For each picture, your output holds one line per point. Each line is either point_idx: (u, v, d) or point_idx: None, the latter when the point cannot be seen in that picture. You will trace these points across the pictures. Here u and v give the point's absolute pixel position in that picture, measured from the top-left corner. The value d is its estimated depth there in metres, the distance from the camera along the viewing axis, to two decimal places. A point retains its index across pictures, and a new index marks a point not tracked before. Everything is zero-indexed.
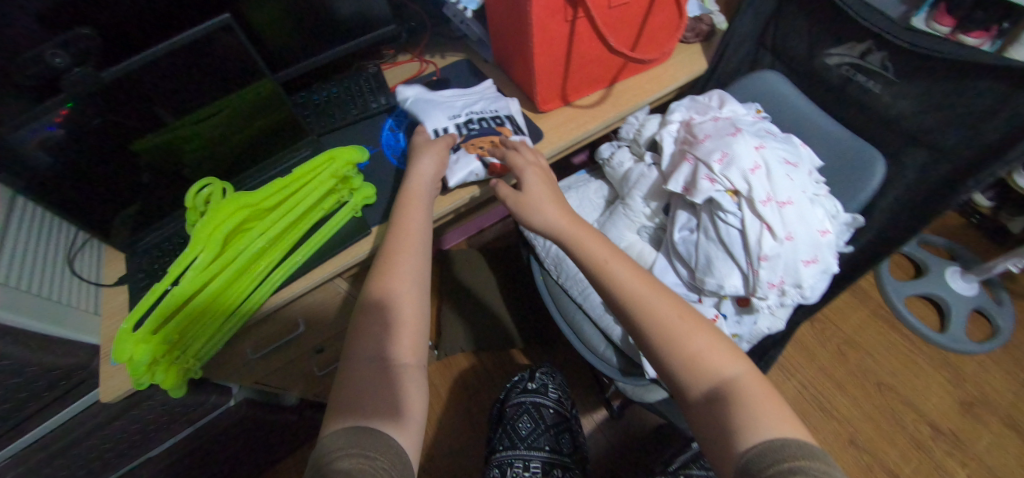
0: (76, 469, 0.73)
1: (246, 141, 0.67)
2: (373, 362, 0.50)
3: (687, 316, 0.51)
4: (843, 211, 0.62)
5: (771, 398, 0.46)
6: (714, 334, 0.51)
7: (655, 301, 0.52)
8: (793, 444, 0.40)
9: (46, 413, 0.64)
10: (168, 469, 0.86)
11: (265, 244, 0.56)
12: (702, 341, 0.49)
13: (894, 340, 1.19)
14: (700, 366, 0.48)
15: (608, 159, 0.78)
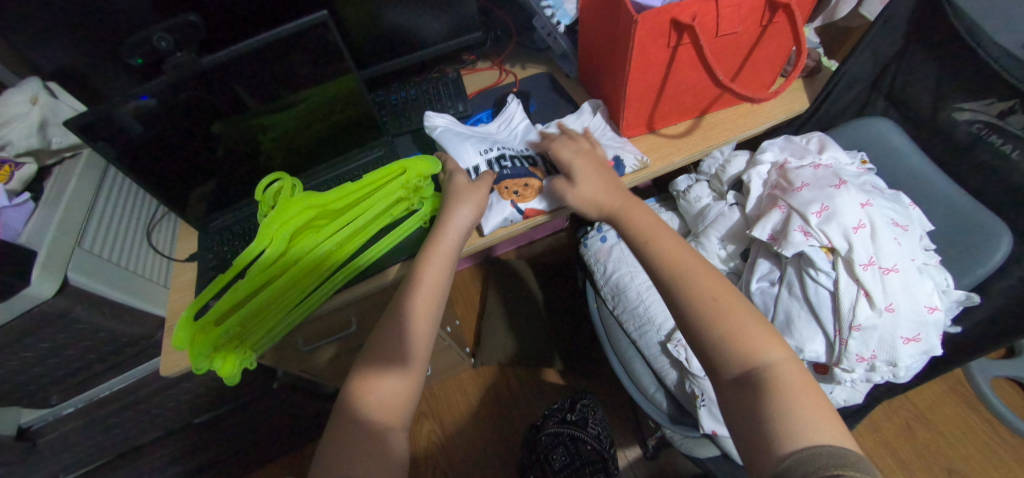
0: (127, 427, 0.76)
1: (321, 136, 0.68)
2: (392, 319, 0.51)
3: (731, 300, 0.47)
4: (954, 287, 0.55)
5: (811, 393, 0.42)
6: (768, 330, 0.46)
7: (697, 283, 0.48)
8: (853, 456, 0.37)
9: (111, 372, 0.67)
10: (208, 440, 0.88)
11: (332, 247, 0.55)
12: (744, 324, 0.45)
13: (972, 423, 1.08)
14: (736, 352, 0.44)
15: (684, 192, 0.74)
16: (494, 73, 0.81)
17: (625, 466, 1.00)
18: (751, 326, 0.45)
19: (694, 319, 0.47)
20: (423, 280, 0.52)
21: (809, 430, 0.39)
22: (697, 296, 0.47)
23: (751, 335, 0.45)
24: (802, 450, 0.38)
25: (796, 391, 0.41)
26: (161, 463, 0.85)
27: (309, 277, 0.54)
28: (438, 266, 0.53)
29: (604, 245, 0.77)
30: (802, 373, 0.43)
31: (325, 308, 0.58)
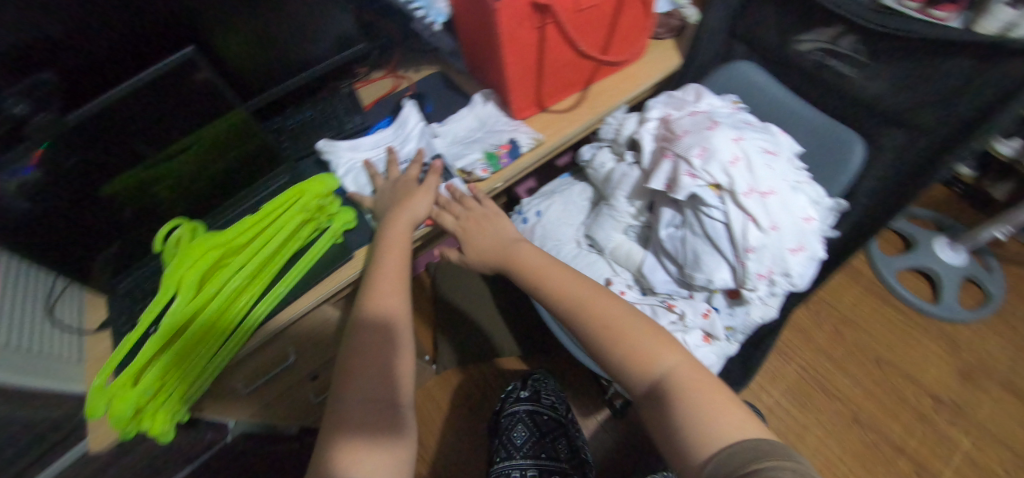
0: None
1: (218, 176, 0.66)
2: (377, 373, 0.48)
3: (627, 319, 0.52)
4: (826, 197, 0.62)
5: (705, 390, 0.46)
6: (662, 339, 0.50)
7: (600, 308, 0.53)
8: (761, 442, 0.39)
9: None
10: None
11: (242, 281, 0.54)
12: (640, 339, 0.50)
13: (889, 314, 1.26)
14: (637, 369, 0.49)
15: (589, 161, 0.79)
16: (388, 81, 0.82)
17: (601, 428, 1.06)
18: (647, 343, 0.50)
19: (595, 342, 0.52)
20: (381, 288, 0.54)
21: (715, 429, 0.42)
22: (593, 327, 0.52)
23: (649, 349, 0.49)
24: (716, 454, 0.40)
25: (696, 395, 0.45)
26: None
27: (228, 316, 0.53)
28: (391, 274, 0.55)
29: (527, 225, 0.81)
30: (698, 373, 0.48)
31: (252, 346, 0.57)
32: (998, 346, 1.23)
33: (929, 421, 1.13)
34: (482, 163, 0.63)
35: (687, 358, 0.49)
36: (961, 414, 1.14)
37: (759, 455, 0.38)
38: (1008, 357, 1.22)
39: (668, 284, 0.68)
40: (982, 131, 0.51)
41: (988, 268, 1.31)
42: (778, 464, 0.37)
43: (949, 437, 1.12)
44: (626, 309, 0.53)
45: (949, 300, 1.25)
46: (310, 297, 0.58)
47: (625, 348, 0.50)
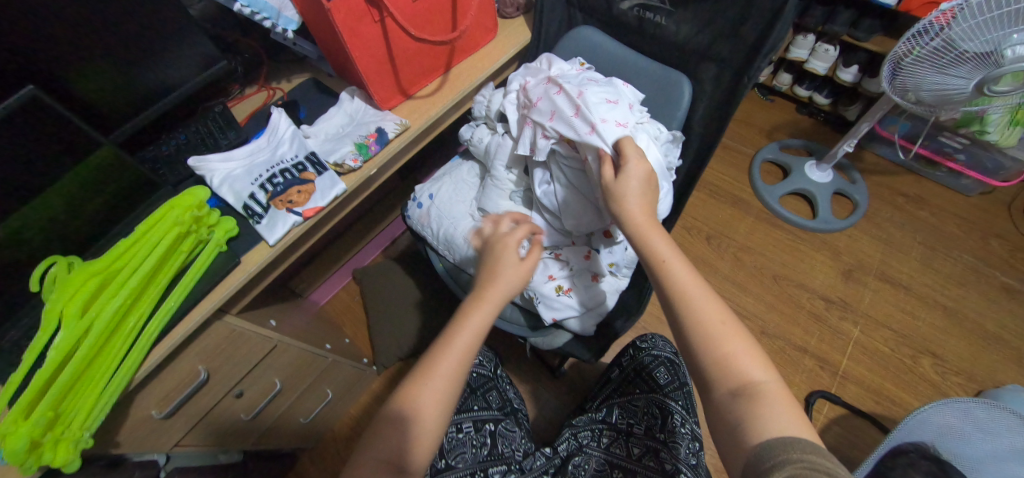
0: None
1: (97, 215, 0.65)
2: (385, 460, 0.49)
3: (727, 321, 0.51)
4: (666, 131, 0.71)
5: (788, 402, 0.47)
6: (750, 342, 0.51)
7: (702, 307, 0.52)
8: (802, 442, 0.43)
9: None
10: None
11: (125, 301, 0.54)
12: (724, 341, 0.50)
13: (779, 235, 1.42)
14: (728, 369, 0.49)
15: (470, 139, 0.84)
16: (261, 94, 0.84)
17: (541, 388, 1.14)
18: (730, 346, 0.50)
19: (692, 333, 0.51)
20: (438, 368, 0.53)
21: (780, 423, 0.45)
22: (702, 323, 0.51)
23: (737, 357, 0.49)
24: (767, 441, 0.44)
25: (775, 404, 0.46)
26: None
27: (118, 338, 0.54)
28: (459, 352, 0.54)
29: (422, 209, 0.85)
30: (788, 395, 0.48)
31: (150, 365, 0.58)
32: (869, 244, 1.42)
33: (823, 319, 1.30)
34: (353, 153, 0.67)
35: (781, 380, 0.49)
36: (848, 308, 1.32)
37: (784, 448, 0.43)
38: (878, 252, 1.41)
39: (553, 236, 0.75)
40: (764, 51, 0.61)
41: (853, 181, 1.50)
42: (805, 460, 0.41)
43: (841, 329, 1.29)
44: (721, 304, 0.52)
45: (824, 213, 1.42)
46: (205, 305, 0.61)
47: (701, 336, 0.51)
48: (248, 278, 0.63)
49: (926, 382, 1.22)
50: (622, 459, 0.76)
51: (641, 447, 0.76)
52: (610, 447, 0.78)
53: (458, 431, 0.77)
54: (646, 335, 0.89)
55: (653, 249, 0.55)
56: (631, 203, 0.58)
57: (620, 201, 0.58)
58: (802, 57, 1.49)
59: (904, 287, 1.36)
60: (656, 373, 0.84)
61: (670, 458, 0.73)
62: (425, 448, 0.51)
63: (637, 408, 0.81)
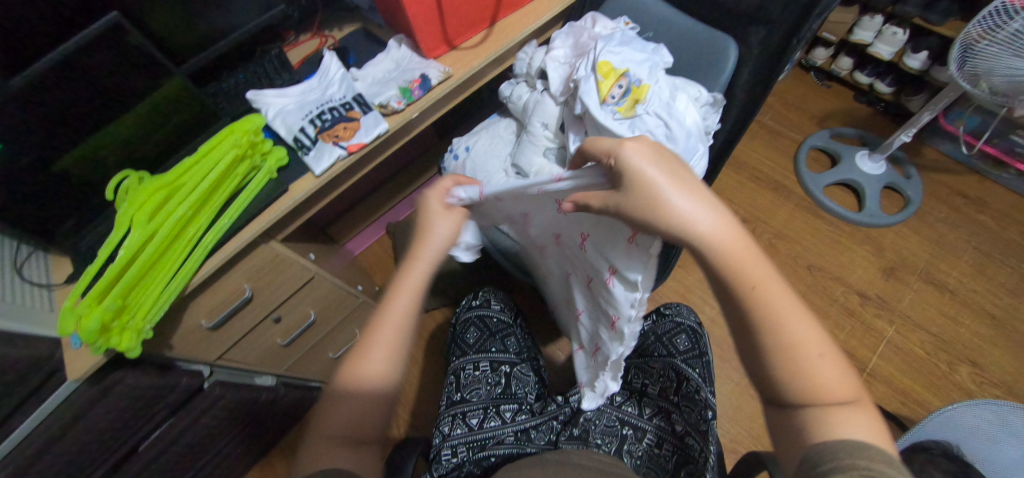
0: None
1: (166, 140, 0.71)
2: (342, 410, 0.51)
3: (823, 345, 0.41)
4: (707, 93, 0.69)
5: (872, 425, 0.40)
6: (841, 362, 0.42)
7: (792, 331, 0.41)
8: (875, 448, 0.37)
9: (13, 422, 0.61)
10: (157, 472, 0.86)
11: (186, 212, 0.60)
12: (815, 366, 0.40)
13: (819, 226, 1.37)
14: (814, 396, 0.40)
15: (509, 96, 0.86)
16: (314, 42, 0.88)
17: (559, 352, 1.17)
18: (818, 368, 0.40)
19: (774, 360, 0.41)
20: (376, 339, 0.52)
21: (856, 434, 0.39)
22: (788, 350, 0.41)
23: (828, 386, 0.40)
24: (828, 442, 0.39)
25: (859, 430, 0.39)
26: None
27: (178, 246, 0.60)
28: (398, 316, 0.53)
29: (458, 161, 0.88)
30: (871, 418, 0.41)
31: (204, 274, 0.64)
32: (917, 243, 1.35)
33: (857, 315, 1.26)
34: (397, 97, 0.71)
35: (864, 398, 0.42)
36: (885, 306, 1.27)
37: (848, 452, 0.37)
38: (926, 252, 1.34)
39: None
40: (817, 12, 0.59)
41: (908, 176, 1.42)
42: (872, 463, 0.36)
43: (875, 326, 1.25)
44: (807, 318, 0.41)
45: (871, 207, 1.36)
46: (254, 227, 0.66)
47: (784, 360, 0.41)
48: (292, 206, 0.67)
49: (962, 390, 1.17)
50: (633, 416, 0.77)
51: (653, 408, 0.77)
52: (622, 406, 0.78)
53: (475, 368, 0.85)
54: (671, 305, 0.90)
55: (726, 255, 0.42)
56: (681, 203, 0.42)
57: (661, 205, 0.42)
58: (866, 40, 1.40)
59: (950, 291, 1.29)
60: (676, 339, 0.84)
61: (681, 420, 0.73)
62: (381, 409, 0.52)
63: (653, 370, 0.81)
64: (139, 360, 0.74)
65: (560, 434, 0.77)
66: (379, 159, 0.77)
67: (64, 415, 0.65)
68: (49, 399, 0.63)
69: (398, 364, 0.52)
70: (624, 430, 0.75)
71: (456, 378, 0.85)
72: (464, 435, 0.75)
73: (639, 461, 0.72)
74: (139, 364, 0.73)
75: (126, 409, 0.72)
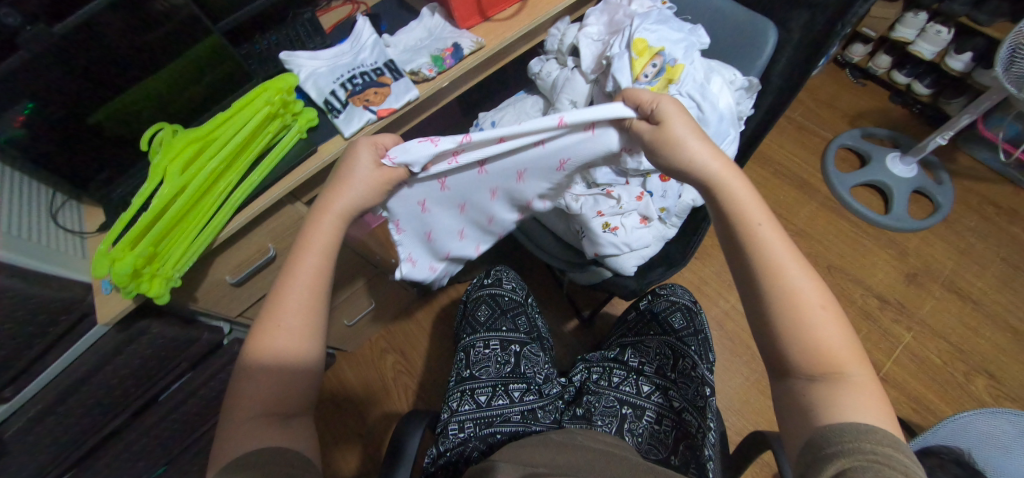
0: (82, 427, 0.75)
1: (199, 97, 0.71)
2: (266, 376, 0.49)
3: (828, 304, 0.43)
4: (741, 76, 0.68)
5: (878, 400, 0.40)
6: (848, 331, 0.43)
7: (796, 283, 0.43)
8: (882, 431, 0.37)
9: (47, 360, 0.64)
10: (175, 421, 0.89)
11: (218, 165, 0.61)
12: (818, 324, 0.42)
13: (842, 226, 1.35)
14: (817, 356, 0.41)
15: (538, 72, 0.85)
16: (347, 8, 0.88)
17: (568, 334, 1.18)
18: (817, 319, 0.42)
19: (774, 311, 0.43)
20: (288, 304, 0.50)
21: (863, 411, 0.39)
22: (788, 301, 0.43)
23: (832, 346, 0.41)
24: (839, 423, 0.38)
25: (862, 398, 0.39)
26: (137, 456, 0.87)
27: (209, 199, 0.61)
28: (307, 276, 0.51)
29: None
30: (879, 394, 0.41)
31: (232, 229, 0.65)
32: (943, 250, 1.32)
33: (873, 318, 1.24)
34: (428, 64, 0.71)
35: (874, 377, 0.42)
36: (904, 311, 1.25)
37: (856, 436, 0.36)
38: (951, 260, 1.31)
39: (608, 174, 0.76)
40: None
41: (939, 182, 1.37)
42: (877, 449, 0.35)
43: (891, 331, 1.23)
44: (812, 271, 0.44)
45: (898, 210, 1.33)
46: (281, 186, 0.66)
47: (783, 306, 0.43)
48: (319, 167, 0.68)
49: (976, 401, 1.14)
50: (632, 396, 0.73)
51: (651, 385, 0.73)
52: (620, 385, 0.74)
53: (485, 346, 0.83)
54: (665, 283, 0.88)
55: (737, 199, 0.47)
56: (695, 146, 0.48)
57: (682, 144, 0.48)
58: (908, 38, 1.35)
59: (973, 302, 1.25)
60: (672, 318, 0.82)
61: (678, 396, 0.71)
62: (300, 380, 0.50)
63: (649, 349, 0.78)
64: (165, 311, 0.76)
65: (564, 414, 0.76)
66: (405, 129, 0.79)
67: (93, 358, 0.67)
68: (79, 341, 0.65)
69: (311, 334, 0.50)
70: (623, 410, 0.72)
71: (465, 356, 0.83)
72: (472, 411, 0.74)
73: (638, 439, 0.69)
74: (164, 314, 0.75)
75: (149, 357, 0.75)
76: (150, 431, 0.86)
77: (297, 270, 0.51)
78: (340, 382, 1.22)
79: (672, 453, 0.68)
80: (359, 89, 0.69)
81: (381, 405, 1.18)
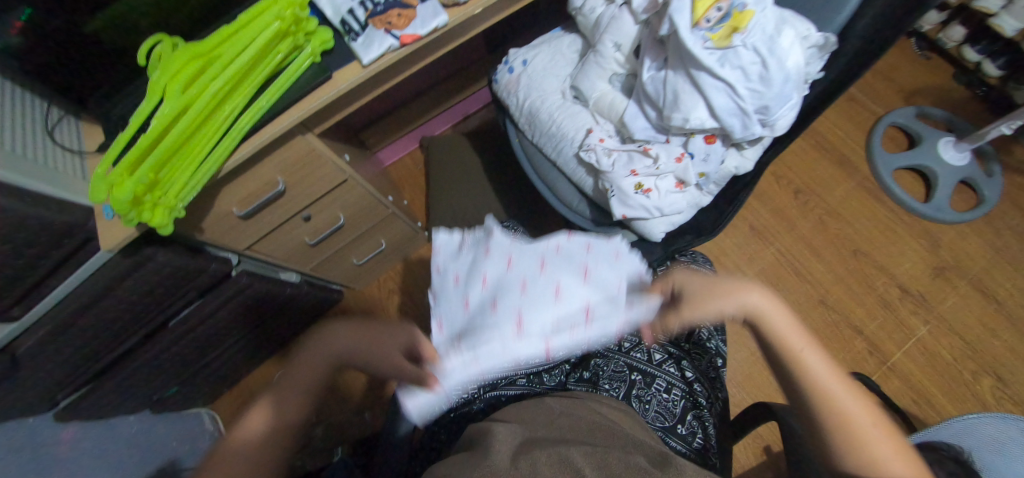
0: (91, 347, 0.74)
1: (204, 8, 0.64)
2: None
3: (873, 416, 0.42)
4: (816, 32, 0.58)
5: None
6: (900, 442, 0.40)
7: (837, 398, 0.43)
8: None
9: (54, 281, 0.63)
10: (183, 348, 0.88)
11: (221, 87, 0.55)
12: (862, 432, 0.41)
13: (877, 211, 1.28)
14: (864, 466, 0.39)
15: (580, 8, 0.76)
16: None
17: None
18: (859, 417, 0.42)
19: (823, 429, 0.43)
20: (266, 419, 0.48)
21: None
22: (830, 417, 0.42)
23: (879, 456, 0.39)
24: None
25: None
26: (148, 377, 0.88)
27: (214, 124, 0.56)
28: (286, 399, 0.50)
29: (512, 76, 0.80)
30: None
31: (240, 159, 0.60)
32: (979, 248, 1.23)
33: (892, 309, 1.20)
34: None
35: None
36: (925, 305, 1.19)
37: None
38: (987, 259, 1.22)
39: (646, 131, 0.70)
40: None
41: (989, 173, 1.28)
42: None
43: (908, 324, 1.18)
44: (854, 389, 0.44)
45: (939, 200, 1.25)
46: (293, 113, 0.61)
47: (827, 420, 0.42)
48: (335, 95, 0.62)
49: (980, 404, 1.10)
50: (642, 362, 0.68)
51: (664, 354, 0.69)
52: (632, 352, 0.70)
53: None
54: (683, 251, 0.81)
55: (768, 321, 0.49)
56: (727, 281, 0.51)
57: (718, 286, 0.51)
58: (991, 9, 1.18)
59: (999, 303, 1.18)
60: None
61: (692, 367, 0.68)
62: None
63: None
64: (170, 239, 0.73)
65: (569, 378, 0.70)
66: (428, 59, 0.72)
67: (100, 284, 0.66)
68: (85, 265, 0.63)
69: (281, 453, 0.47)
70: (633, 376, 0.67)
71: None
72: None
73: (647, 406, 0.64)
74: (172, 244, 0.72)
75: (157, 284, 0.72)
76: (162, 355, 0.86)
77: (275, 395, 0.50)
78: (346, 318, 1.23)
79: (680, 421, 0.63)
80: (381, 10, 0.62)
81: None
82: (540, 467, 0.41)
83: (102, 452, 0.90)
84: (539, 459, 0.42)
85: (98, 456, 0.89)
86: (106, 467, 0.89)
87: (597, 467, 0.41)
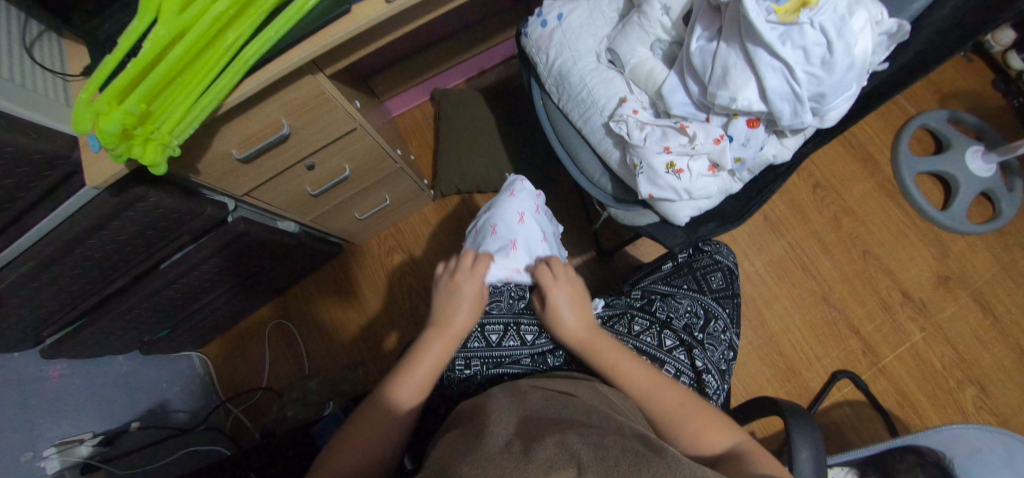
0: (78, 284, 0.70)
1: None
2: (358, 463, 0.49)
3: (689, 401, 0.54)
4: (888, 18, 0.53)
5: (765, 457, 0.49)
6: (712, 413, 0.54)
7: (664, 396, 0.54)
8: None
9: (39, 213, 0.58)
10: (173, 291, 0.85)
11: (226, 10, 0.48)
12: (684, 413, 0.53)
13: (892, 211, 1.25)
14: (699, 447, 0.51)
15: None
16: None
17: (582, 268, 1.14)
18: (696, 424, 0.52)
19: (667, 424, 0.52)
20: (379, 402, 0.54)
21: (757, 466, 0.47)
22: (666, 413, 0.53)
23: (701, 435, 0.51)
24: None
25: (760, 465, 0.47)
26: (140, 316, 0.85)
27: (214, 54, 0.50)
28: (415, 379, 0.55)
29: (545, 30, 0.73)
30: (760, 452, 0.50)
31: (242, 96, 0.55)
32: (987, 261, 1.22)
33: (891, 312, 1.19)
34: None
35: (745, 436, 0.52)
36: (924, 313, 1.19)
37: None
38: (992, 273, 1.21)
39: (685, 106, 0.65)
40: None
41: (1011, 188, 1.24)
42: None
43: (905, 329, 1.18)
44: (663, 382, 0.55)
45: (956, 209, 1.22)
46: (305, 51, 0.55)
47: (671, 417, 0.52)
48: (353, 33, 0.56)
49: (960, 412, 1.12)
50: (653, 348, 0.64)
51: (676, 340, 0.64)
52: (641, 335, 0.65)
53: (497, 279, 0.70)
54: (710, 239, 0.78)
55: (588, 341, 0.58)
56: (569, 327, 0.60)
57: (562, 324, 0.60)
58: None
59: (995, 319, 1.18)
60: (709, 277, 0.73)
61: (704, 357, 0.63)
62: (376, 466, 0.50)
63: (680, 305, 0.69)
64: (164, 179, 0.68)
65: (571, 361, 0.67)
66: (457, 4, 0.65)
67: (84, 221, 0.60)
68: (72, 199, 0.59)
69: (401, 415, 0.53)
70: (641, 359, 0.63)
71: None
72: (480, 350, 0.64)
73: None
74: (166, 184, 0.67)
75: (149, 224, 0.68)
76: (153, 297, 0.83)
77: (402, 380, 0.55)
78: (344, 272, 1.20)
79: None
80: None
81: (382, 304, 1.18)
82: (536, 451, 0.37)
83: (88, 388, 0.88)
84: (536, 445, 0.38)
85: (84, 391, 0.87)
86: (93, 405, 0.87)
87: (594, 450, 0.37)
